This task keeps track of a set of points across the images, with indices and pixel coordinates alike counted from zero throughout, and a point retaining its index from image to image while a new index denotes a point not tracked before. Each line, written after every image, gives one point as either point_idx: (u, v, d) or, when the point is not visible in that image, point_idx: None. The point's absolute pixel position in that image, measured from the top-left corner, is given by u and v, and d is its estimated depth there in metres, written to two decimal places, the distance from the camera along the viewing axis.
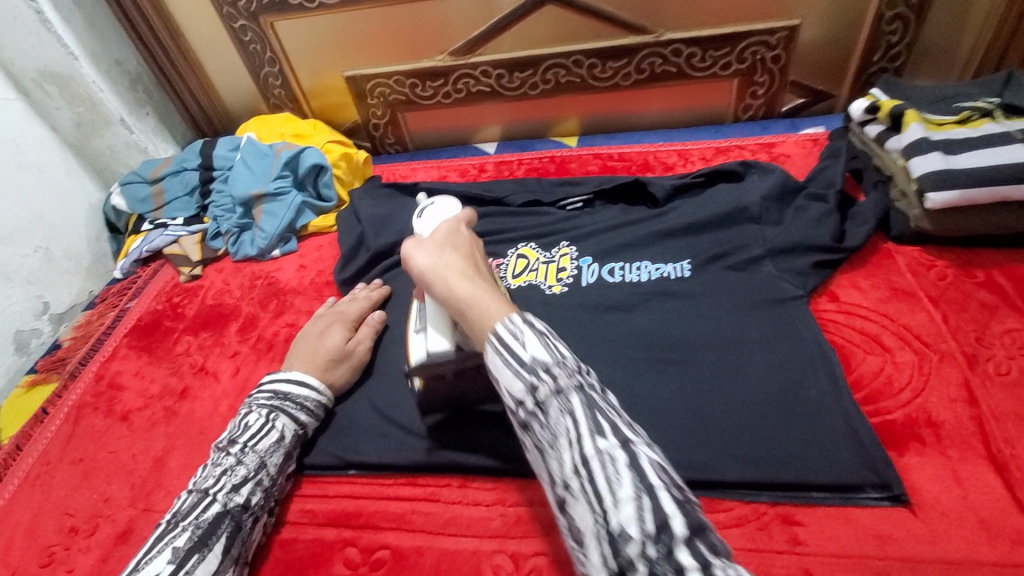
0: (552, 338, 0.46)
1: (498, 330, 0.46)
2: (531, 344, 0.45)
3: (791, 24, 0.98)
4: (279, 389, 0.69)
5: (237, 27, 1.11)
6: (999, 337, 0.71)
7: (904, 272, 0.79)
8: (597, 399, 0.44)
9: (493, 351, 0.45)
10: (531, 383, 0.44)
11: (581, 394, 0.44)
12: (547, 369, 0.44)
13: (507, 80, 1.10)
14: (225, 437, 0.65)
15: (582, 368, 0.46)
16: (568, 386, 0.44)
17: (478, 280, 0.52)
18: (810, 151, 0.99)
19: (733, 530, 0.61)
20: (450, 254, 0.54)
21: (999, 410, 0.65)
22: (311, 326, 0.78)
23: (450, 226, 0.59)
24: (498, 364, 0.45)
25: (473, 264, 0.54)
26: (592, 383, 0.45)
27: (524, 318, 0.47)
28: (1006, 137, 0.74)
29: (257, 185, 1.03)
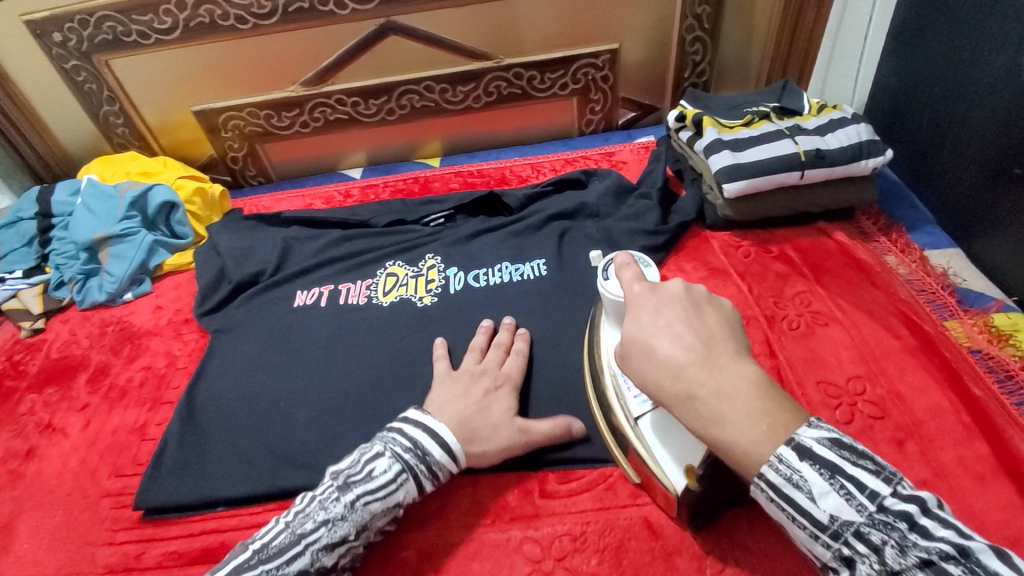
0: (865, 486, 0.40)
1: (766, 480, 0.41)
2: (825, 500, 0.41)
3: (612, 48, 1.11)
4: (419, 443, 0.62)
5: (68, 67, 1.05)
6: (792, 299, 0.85)
7: (718, 253, 0.92)
8: (958, 572, 0.37)
9: (765, 500, 0.43)
10: (844, 554, 0.41)
11: (928, 571, 0.37)
12: (854, 531, 0.40)
13: (364, 107, 1.13)
14: (347, 471, 0.60)
15: (913, 515, 0.39)
16: (903, 564, 0.38)
17: (708, 397, 0.43)
18: (643, 157, 1.12)
19: (584, 495, 0.67)
20: (670, 343, 0.45)
21: (792, 358, 0.78)
22: (470, 385, 0.68)
23: (648, 306, 0.49)
24: (785, 518, 0.42)
25: (702, 365, 0.44)
26: (942, 551, 0.37)
27: (799, 451, 0.41)
28: (776, 135, 0.90)
29: (101, 228, 0.97)
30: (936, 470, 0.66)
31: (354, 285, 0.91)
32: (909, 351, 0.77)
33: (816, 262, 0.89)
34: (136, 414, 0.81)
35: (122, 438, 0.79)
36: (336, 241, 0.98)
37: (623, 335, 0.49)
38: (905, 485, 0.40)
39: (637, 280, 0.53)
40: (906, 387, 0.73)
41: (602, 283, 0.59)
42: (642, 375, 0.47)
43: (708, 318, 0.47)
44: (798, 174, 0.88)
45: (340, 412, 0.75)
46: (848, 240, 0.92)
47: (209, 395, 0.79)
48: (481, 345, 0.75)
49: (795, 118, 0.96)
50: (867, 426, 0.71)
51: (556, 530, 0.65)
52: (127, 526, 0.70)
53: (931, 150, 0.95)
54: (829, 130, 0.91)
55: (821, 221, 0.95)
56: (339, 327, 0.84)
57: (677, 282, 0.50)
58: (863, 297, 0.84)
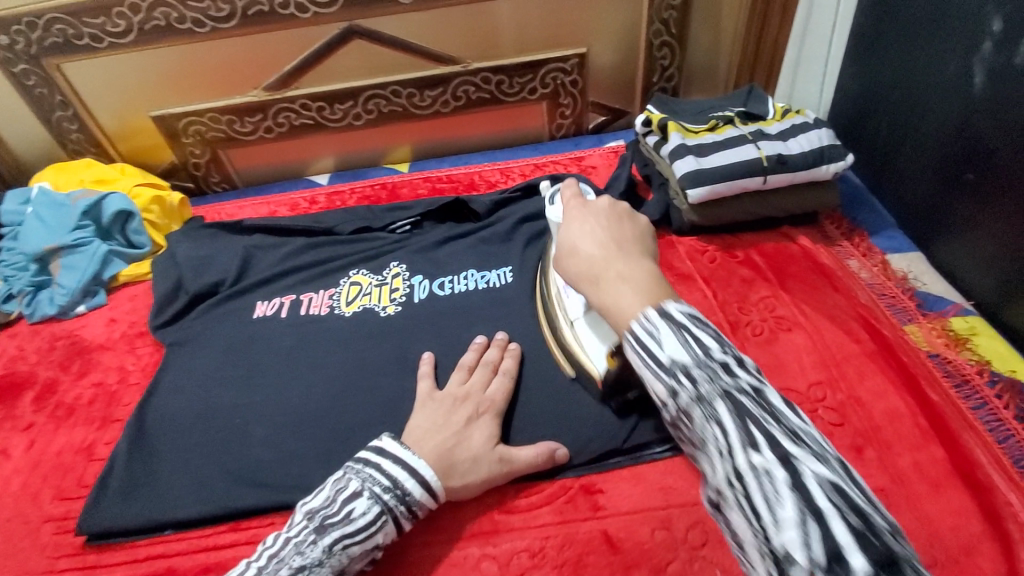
0: (702, 337, 0.39)
1: (633, 329, 0.41)
2: (667, 343, 0.39)
3: (580, 52, 1.11)
4: (399, 480, 0.59)
5: (17, 71, 1.02)
6: (756, 304, 0.85)
7: (684, 258, 0.92)
8: (749, 403, 0.37)
9: (630, 351, 0.42)
10: (671, 387, 0.39)
11: (727, 400, 0.37)
12: (686, 371, 0.38)
13: (329, 112, 1.11)
14: (323, 512, 0.56)
15: (733, 364, 0.38)
16: (710, 392, 0.37)
17: (611, 277, 0.46)
18: (613, 162, 1.11)
19: (544, 509, 0.66)
20: (588, 242, 0.50)
21: (754, 365, 0.78)
22: (451, 413, 0.66)
23: (576, 216, 0.53)
24: (636, 364, 0.41)
25: (610, 257, 0.48)
26: (743, 386, 0.37)
27: (664, 314, 0.41)
28: (740, 140, 0.90)
29: (52, 238, 0.94)
30: (893, 476, 0.66)
31: (315, 295, 0.89)
32: (869, 357, 0.77)
33: (780, 267, 0.89)
34: (85, 433, 0.78)
35: (68, 458, 0.76)
36: (299, 250, 0.96)
37: (559, 244, 0.53)
38: (735, 347, 0.40)
39: (575, 197, 0.57)
40: (866, 392, 0.74)
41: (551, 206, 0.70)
42: (569, 273, 0.50)
43: (627, 227, 0.51)
44: (761, 179, 0.88)
45: (296, 428, 0.73)
46: (812, 245, 0.92)
47: (162, 413, 0.77)
48: (469, 363, 0.72)
49: (759, 122, 0.96)
50: (827, 433, 0.71)
51: (514, 546, 0.64)
52: (70, 553, 0.67)
53: (890, 154, 0.96)
54: (792, 135, 0.91)
55: (786, 225, 0.95)
56: (298, 339, 0.82)
57: (606, 200, 0.54)
58: (826, 302, 0.84)
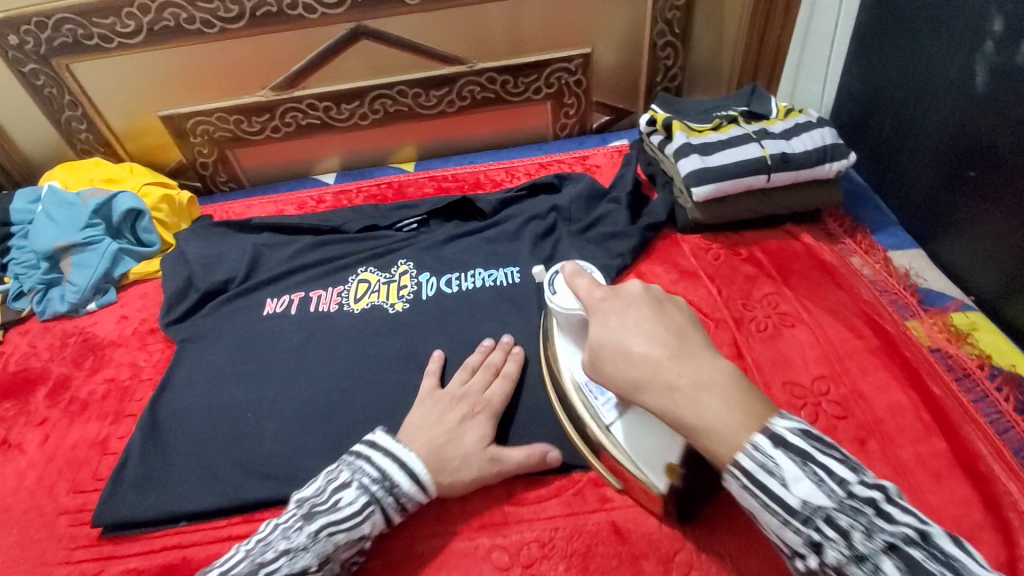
0: (836, 474, 0.43)
1: (740, 463, 0.44)
2: (799, 486, 0.43)
3: (584, 52, 1.12)
4: (387, 472, 0.61)
5: (26, 71, 1.02)
6: (759, 301, 0.86)
7: (688, 255, 0.93)
8: (921, 557, 0.40)
9: (740, 486, 0.44)
10: (812, 539, 0.42)
11: (892, 555, 0.40)
12: (826, 517, 0.42)
13: (336, 111, 1.12)
14: (312, 500, 0.59)
15: (880, 503, 0.42)
16: (870, 549, 0.40)
17: (687, 387, 0.46)
18: (617, 161, 1.12)
19: (553, 501, 0.67)
20: (643, 340, 0.49)
21: (759, 360, 0.79)
22: (446, 411, 0.67)
23: (616, 307, 0.53)
24: (759, 508, 0.44)
25: (674, 357, 0.48)
26: (908, 536, 0.40)
27: (774, 439, 0.44)
28: (744, 139, 0.91)
29: (62, 236, 0.95)
30: (896, 468, 0.67)
31: (324, 292, 0.90)
32: (871, 351, 0.78)
33: (783, 264, 0.91)
34: (97, 427, 0.79)
35: (82, 453, 0.77)
36: (308, 247, 0.97)
37: (600, 339, 0.52)
38: (868, 476, 0.44)
39: (595, 286, 0.57)
40: (868, 386, 0.75)
41: (551, 298, 0.63)
42: (620, 373, 0.50)
43: (670, 313, 0.52)
44: (765, 178, 0.89)
45: (307, 422, 0.74)
46: (814, 242, 0.93)
47: (175, 407, 0.78)
48: (471, 364, 0.73)
49: (762, 122, 0.97)
50: (830, 426, 0.72)
51: (524, 538, 0.64)
52: (86, 544, 0.68)
53: (892, 153, 0.98)
54: (795, 134, 0.92)
55: (789, 223, 0.96)
56: (308, 336, 0.83)
57: (638, 284, 0.55)
58: (829, 299, 0.85)
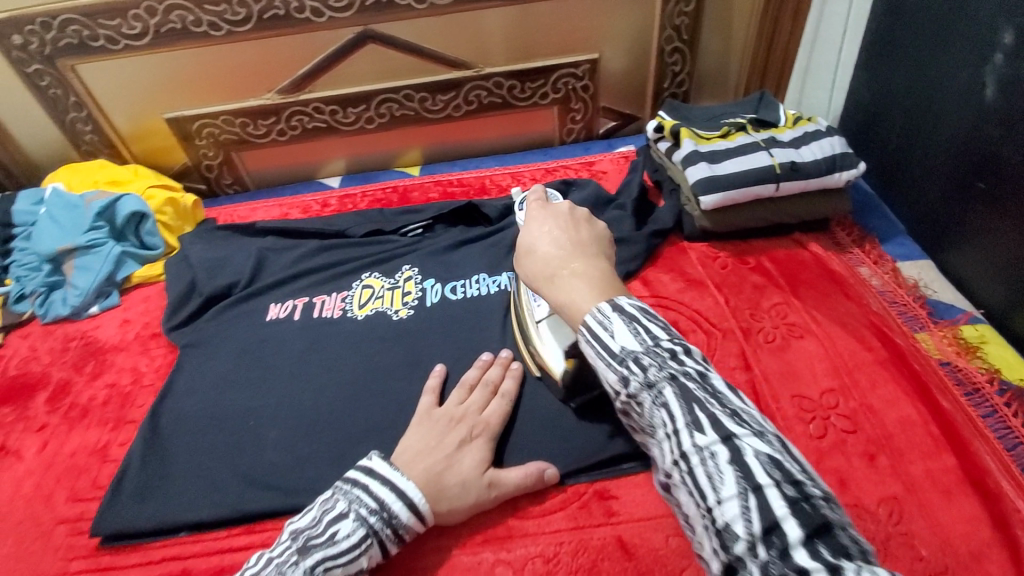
0: (653, 329, 0.45)
1: (586, 324, 0.47)
2: (620, 335, 0.45)
3: (591, 58, 1.11)
4: (386, 501, 0.58)
5: (31, 72, 1.02)
6: (767, 311, 0.85)
7: (695, 264, 0.93)
8: (695, 386, 0.42)
9: (585, 342, 0.48)
10: (625, 377, 0.45)
11: (673, 385, 0.42)
12: (636, 360, 0.44)
13: (342, 115, 1.12)
14: (307, 533, 0.54)
15: (680, 354, 0.44)
16: (657, 377, 0.43)
17: (567, 276, 0.52)
18: (623, 167, 1.12)
19: (558, 514, 0.66)
20: (546, 245, 0.55)
21: (767, 372, 0.78)
22: (444, 434, 0.64)
23: (538, 218, 0.58)
24: (592, 355, 0.47)
25: (566, 258, 0.53)
26: (689, 372, 0.43)
27: (614, 306, 0.47)
28: (753, 147, 0.91)
29: (65, 239, 0.94)
30: (906, 483, 0.67)
31: (328, 298, 0.89)
32: (881, 364, 0.77)
33: (792, 274, 0.90)
34: (97, 434, 0.78)
35: (82, 459, 0.76)
36: (312, 252, 0.96)
37: (519, 243, 0.58)
38: (685, 340, 0.46)
39: (539, 202, 0.61)
40: (878, 400, 0.74)
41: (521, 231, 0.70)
42: (526, 272, 0.56)
43: (583, 230, 0.56)
44: (774, 187, 0.88)
45: (310, 431, 0.73)
46: (822, 252, 0.92)
47: (176, 414, 0.77)
48: (470, 382, 0.70)
49: (771, 130, 0.96)
50: (839, 441, 0.71)
51: (529, 551, 0.64)
52: (84, 554, 0.67)
53: (902, 163, 0.97)
54: (804, 143, 0.92)
55: (797, 232, 0.96)
56: (312, 342, 0.83)
57: (566, 204, 0.59)
58: (837, 310, 0.84)
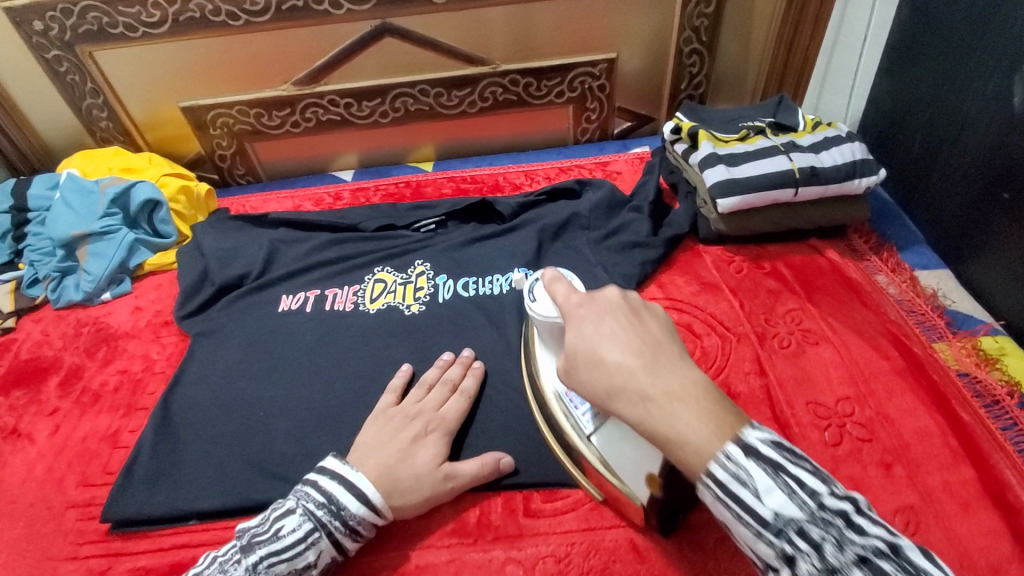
0: (807, 486, 0.41)
1: (714, 475, 0.42)
2: (771, 498, 0.41)
3: (609, 57, 1.10)
4: (332, 496, 0.60)
5: (49, 57, 1.02)
6: (782, 316, 0.85)
7: (710, 267, 0.92)
8: (891, 568, 0.39)
9: (713, 498, 0.43)
10: (786, 551, 0.41)
11: (862, 566, 0.39)
12: (798, 529, 0.40)
13: (357, 108, 1.11)
14: (253, 532, 0.58)
15: (848, 515, 0.41)
16: (839, 559, 0.39)
17: (661, 398, 0.44)
18: (638, 168, 1.11)
19: (569, 514, 0.66)
20: (618, 349, 0.47)
21: (782, 378, 0.77)
22: (397, 429, 0.66)
23: (590, 314, 0.51)
24: (735, 522, 0.42)
25: (647, 371, 0.46)
26: (878, 549, 0.39)
27: (746, 450, 0.42)
28: (771, 151, 0.90)
29: (79, 225, 0.94)
30: (922, 494, 0.66)
31: (340, 290, 0.89)
32: (897, 373, 0.77)
33: (808, 280, 0.89)
34: (108, 420, 0.78)
35: (92, 445, 0.76)
36: (325, 244, 0.96)
37: (573, 348, 0.49)
38: (838, 488, 0.42)
39: (574, 292, 0.54)
40: (894, 409, 0.73)
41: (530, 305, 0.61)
42: (590, 383, 0.48)
43: (648, 324, 0.50)
44: (792, 192, 0.88)
45: (321, 424, 0.73)
46: (839, 258, 0.92)
47: (187, 402, 0.77)
48: (428, 381, 0.72)
49: (790, 134, 0.95)
50: (855, 449, 0.70)
51: (539, 551, 0.63)
52: (94, 540, 0.67)
53: (922, 170, 0.96)
54: (824, 148, 0.91)
55: (814, 238, 0.95)
56: (324, 335, 0.82)
57: (616, 292, 0.52)
58: (854, 317, 0.84)
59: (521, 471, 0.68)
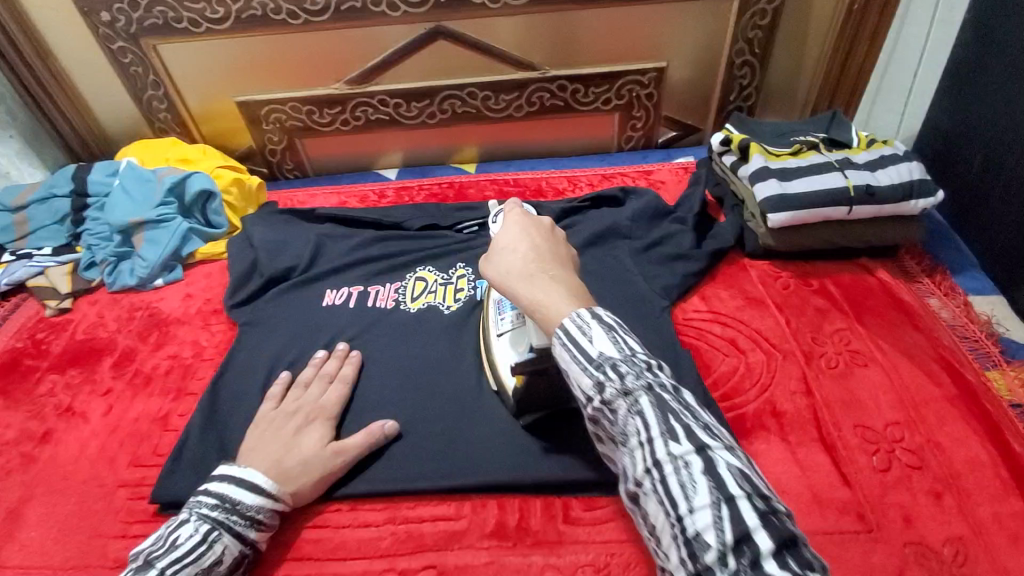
0: (627, 338, 0.48)
1: (564, 325, 0.49)
2: (598, 340, 0.48)
3: (659, 66, 1.10)
4: (225, 495, 0.60)
5: (115, 48, 1.06)
6: (830, 336, 0.83)
7: (756, 282, 0.91)
8: (670, 398, 0.45)
9: (561, 346, 0.49)
10: (599, 379, 0.47)
11: (650, 395, 0.45)
12: (614, 366, 0.47)
13: (405, 109, 1.13)
14: (146, 552, 0.56)
15: (653, 365, 0.47)
16: (635, 386, 0.45)
17: (548, 282, 0.54)
18: (682, 178, 1.10)
19: (609, 525, 0.65)
20: (526, 247, 0.57)
21: (829, 399, 0.76)
22: (280, 422, 0.68)
23: (519, 224, 0.60)
24: (568, 358, 0.49)
25: (543, 263, 0.55)
26: (666, 385, 0.46)
27: (591, 313, 0.50)
28: (826, 167, 0.88)
29: (137, 212, 0.97)
30: (972, 526, 0.64)
31: (382, 288, 0.90)
32: (950, 401, 0.74)
33: (857, 299, 0.87)
34: (158, 404, 0.81)
35: (144, 426, 0.78)
36: (369, 242, 0.97)
37: (493, 244, 0.59)
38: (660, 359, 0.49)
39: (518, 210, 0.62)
40: (946, 437, 0.71)
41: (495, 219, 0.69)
42: (498, 269, 0.57)
43: (561, 248, 0.59)
44: (846, 210, 0.86)
45: (365, 419, 0.74)
46: (890, 279, 0.89)
47: (234, 390, 0.79)
48: (305, 379, 0.75)
49: (844, 150, 0.94)
50: (904, 476, 0.68)
51: (578, 558, 0.63)
52: (143, 519, 0.69)
53: (981, 192, 0.93)
54: (881, 166, 0.89)
55: (864, 257, 0.93)
56: (366, 331, 0.83)
57: (546, 220, 0.61)
58: (905, 340, 0.81)
59: (562, 479, 0.67)
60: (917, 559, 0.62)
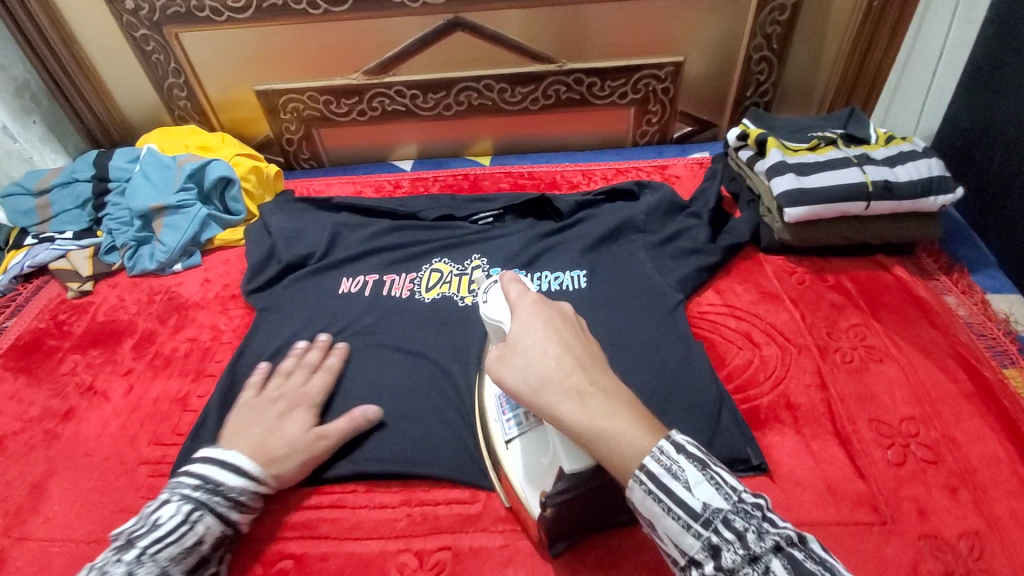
0: (727, 482, 0.46)
1: (648, 467, 0.45)
2: (697, 486, 0.44)
3: (676, 61, 1.10)
4: (207, 476, 0.61)
5: (138, 36, 1.07)
6: (845, 331, 0.83)
7: (771, 277, 0.90)
8: (802, 557, 0.42)
9: (645, 493, 0.45)
10: (711, 542, 0.44)
11: (778, 555, 0.42)
12: (722, 518, 0.44)
13: (422, 100, 1.14)
14: (128, 533, 0.58)
15: (767, 514, 0.45)
16: (760, 548, 0.43)
17: (598, 396, 0.47)
18: (697, 173, 1.10)
19: None
20: (557, 346, 0.49)
21: (844, 393, 0.76)
22: (262, 410, 0.69)
23: (539, 316, 0.51)
24: (662, 513, 0.45)
25: (585, 369, 0.48)
26: (789, 537, 0.43)
27: (676, 446, 0.46)
28: (844, 163, 0.88)
29: (157, 198, 0.99)
30: (988, 521, 0.64)
31: (398, 277, 0.91)
32: (966, 398, 0.74)
33: (873, 295, 0.87)
34: (177, 385, 0.82)
35: (164, 406, 0.79)
36: (385, 231, 0.98)
37: (511, 343, 0.51)
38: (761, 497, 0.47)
39: (526, 295, 0.54)
40: (962, 433, 0.71)
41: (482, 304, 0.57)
42: (527, 379, 0.48)
43: (589, 338, 0.52)
44: (864, 205, 0.86)
45: (381, 403, 0.74)
46: (907, 276, 0.89)
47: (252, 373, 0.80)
48: (287, 368, 0.75)
49: (862, 146, 0.94)
50: (920, 470, 0.68)
51: (592, 543, 0.64)
52: None
53: (1000, 191, 0.92)
54: (899, 162, 0.88)
55: (880, 254, 0.92)
56: (382, 318, 0.84)
57: (561, 305, 0.54)
58: (921, 336, 0.81)
59: None
60: (932, 552, 0.62)
